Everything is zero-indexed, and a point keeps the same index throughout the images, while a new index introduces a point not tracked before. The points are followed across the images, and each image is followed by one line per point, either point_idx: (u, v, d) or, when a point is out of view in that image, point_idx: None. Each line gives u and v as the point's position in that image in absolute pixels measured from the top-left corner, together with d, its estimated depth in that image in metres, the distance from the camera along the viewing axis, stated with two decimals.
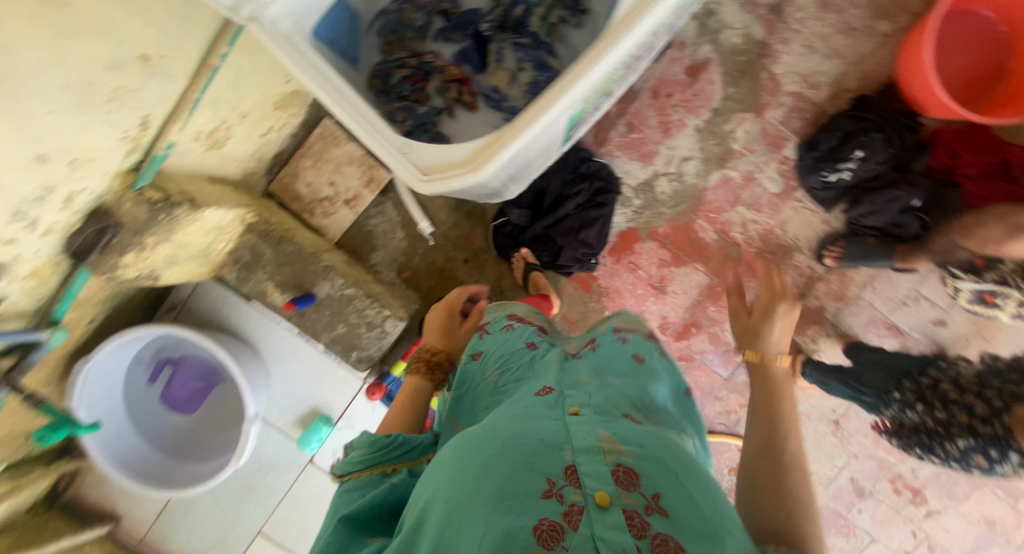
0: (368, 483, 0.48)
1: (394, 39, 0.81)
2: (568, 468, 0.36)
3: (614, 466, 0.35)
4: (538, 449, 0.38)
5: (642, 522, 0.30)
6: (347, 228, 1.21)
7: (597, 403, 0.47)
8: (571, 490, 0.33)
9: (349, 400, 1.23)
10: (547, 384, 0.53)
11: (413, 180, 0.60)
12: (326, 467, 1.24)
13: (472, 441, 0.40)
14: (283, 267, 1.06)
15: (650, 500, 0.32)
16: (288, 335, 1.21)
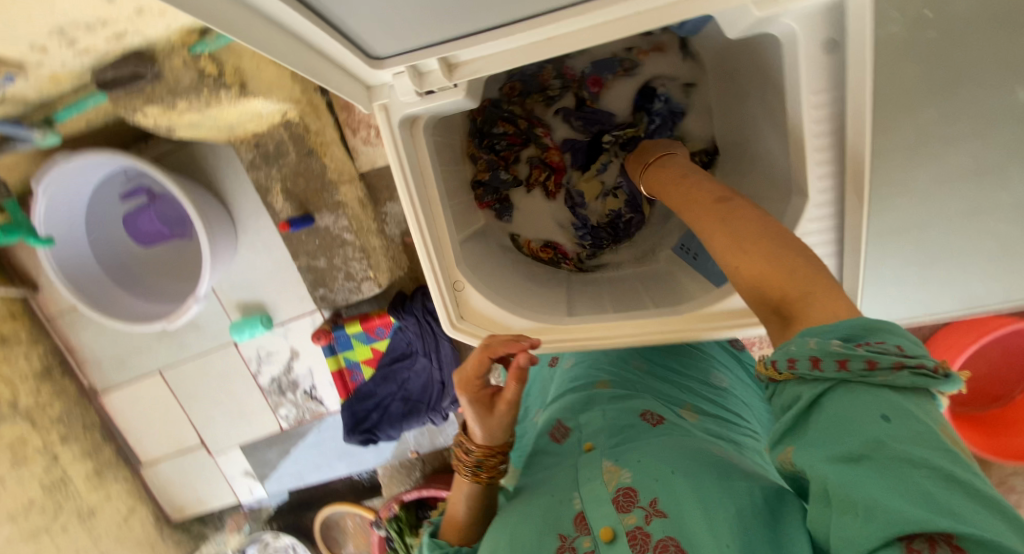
0: None
1: (519, 91, 0.77)
2: (578, 517, 0.43)
3: (615, 491, 0.43)
4: (549, 507, 0.46)
5: (643, 539, 0.39)
6: (379, 167, 1.15)
7: (604, 424, 0.54)
8: (581, 540, 0.41)
9: (297, 315, 1.24)
10: (558, 417, 0.60)
11: (444, 320, 0.55)
12: (245, 355, 1.28)
13: (513, 507, 0.50)
14: (299, 179, 1.02)
15: (647, 511, 0.41)
16: (271, 229, 1.18)
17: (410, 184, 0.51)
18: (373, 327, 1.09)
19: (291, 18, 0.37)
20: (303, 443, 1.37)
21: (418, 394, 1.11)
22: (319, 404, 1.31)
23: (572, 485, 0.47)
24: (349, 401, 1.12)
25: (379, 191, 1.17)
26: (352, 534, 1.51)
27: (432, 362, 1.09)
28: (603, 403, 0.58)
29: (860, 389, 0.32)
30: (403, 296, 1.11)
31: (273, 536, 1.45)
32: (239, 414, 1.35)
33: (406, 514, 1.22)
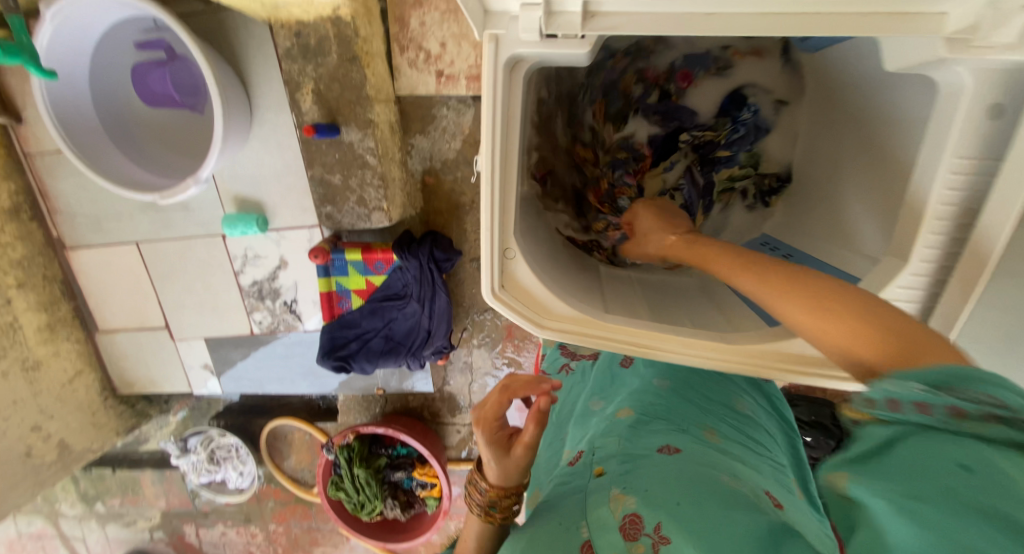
0: None
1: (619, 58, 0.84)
2: (584, 546, 0.43)
3: (621, 518, 0.43)
4: (555, 533, 0.45)
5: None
6: (418, 94, 1.07)
7: (620, 451, 0.53)
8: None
9: (295, 224, 1.18)
10: (579, 449, 0.59)
11: (486, 285, 0.52)
12: (231, 250, 1.23)
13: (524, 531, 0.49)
14: (334, 83, 0.94)
15: (655, 539, 0.40)
16: (288, 128, 1.10)
17: (497, 134, 0.46)
18: (373, 260, 1.04)
19: None
20: (270, 352, 1.34)
21: (402, 336, 1.09)
22: (296, 319, 1.28)
23: (580, 514, 0.47)
24: (330, 326, 1.09)
25: (411, 120, 1.10)
26: (297, 449, 1.52)
27: (424, 310, 1.05)
28: (618, 429, 0.58)
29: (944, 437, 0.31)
30: (410, 239, 1.04)
31: (219, 434, 1.46)
32: (211, 308, 1.31)
33: (359, 446, 1.22)
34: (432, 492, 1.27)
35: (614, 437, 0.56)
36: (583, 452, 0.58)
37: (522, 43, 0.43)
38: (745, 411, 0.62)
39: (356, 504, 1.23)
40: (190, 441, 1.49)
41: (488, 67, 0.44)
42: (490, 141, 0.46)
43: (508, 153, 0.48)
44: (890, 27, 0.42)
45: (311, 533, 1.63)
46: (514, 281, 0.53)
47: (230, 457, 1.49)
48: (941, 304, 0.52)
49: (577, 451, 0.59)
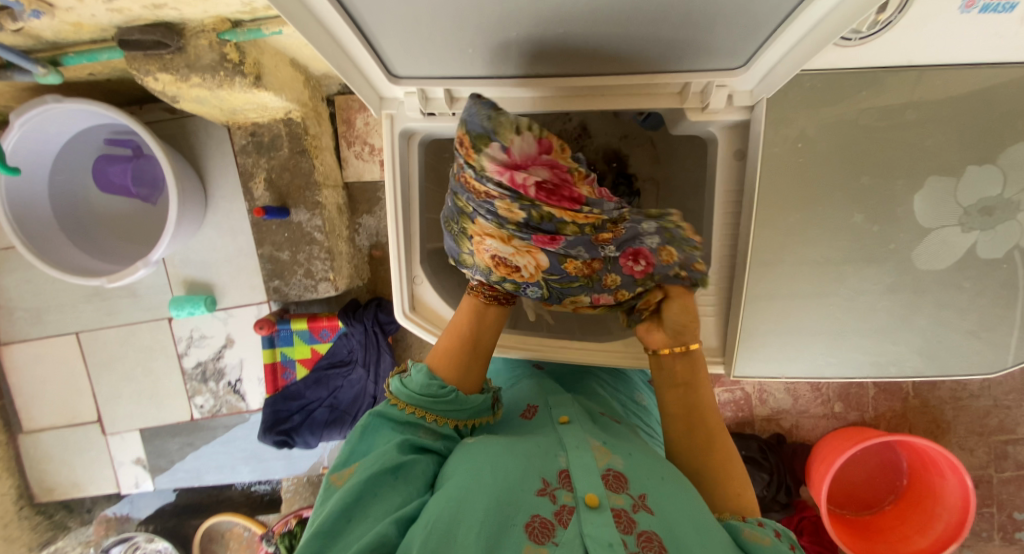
0: (406, 419, 0.53)
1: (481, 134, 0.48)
2: (561, 474, 0.47)
3: (605, 468, 0.48)
4: (533, 457, 0.49)
5: (630, 521, 0.42)
6: (364, 180, 1.21)
7: (579, 410, 0.59)
8: (562, 491, 0.45)
9: (244, 303, 1.23)
10: (529, 404, 0.63)
11: (398, 307, 0.63)
12: (176, 333, 1.24)
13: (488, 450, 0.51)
14: (285, 172, 1.06)
15: (636, 501, 0.44)
16: (240, 214, 1.19)
17: (398, 188, 0.59)
18: (319, 328, 1.11)
19: (356, 44, 0.42)
20: (211, 438, 1.30)
21: (348, 405, 1.11)
22: (240, 400, 1.26)
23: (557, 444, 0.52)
24: (274, 398, 1.11)
25: (358, 202, 1.22)
26: (233, 551, 1.39)
27: (369, 375, 1.10)
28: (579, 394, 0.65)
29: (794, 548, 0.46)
30: (354, 305, 1.12)
31: (147, 538, 1.32)
32: (149, 395, 1.28)
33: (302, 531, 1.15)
34: None
35: (571, 395, 0.63)
36: (539, 406, 0.61)
37: (409, 121, 0.56)
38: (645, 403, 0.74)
39: None
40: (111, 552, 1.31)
41: (385, 138, 0.57)
42: (391, 191, 0.58)
43: (409, 203, 0.61)
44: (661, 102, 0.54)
45: None
46: (423, 304, 0.63)
47: None
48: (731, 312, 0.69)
49: (531, 404, 0.62)
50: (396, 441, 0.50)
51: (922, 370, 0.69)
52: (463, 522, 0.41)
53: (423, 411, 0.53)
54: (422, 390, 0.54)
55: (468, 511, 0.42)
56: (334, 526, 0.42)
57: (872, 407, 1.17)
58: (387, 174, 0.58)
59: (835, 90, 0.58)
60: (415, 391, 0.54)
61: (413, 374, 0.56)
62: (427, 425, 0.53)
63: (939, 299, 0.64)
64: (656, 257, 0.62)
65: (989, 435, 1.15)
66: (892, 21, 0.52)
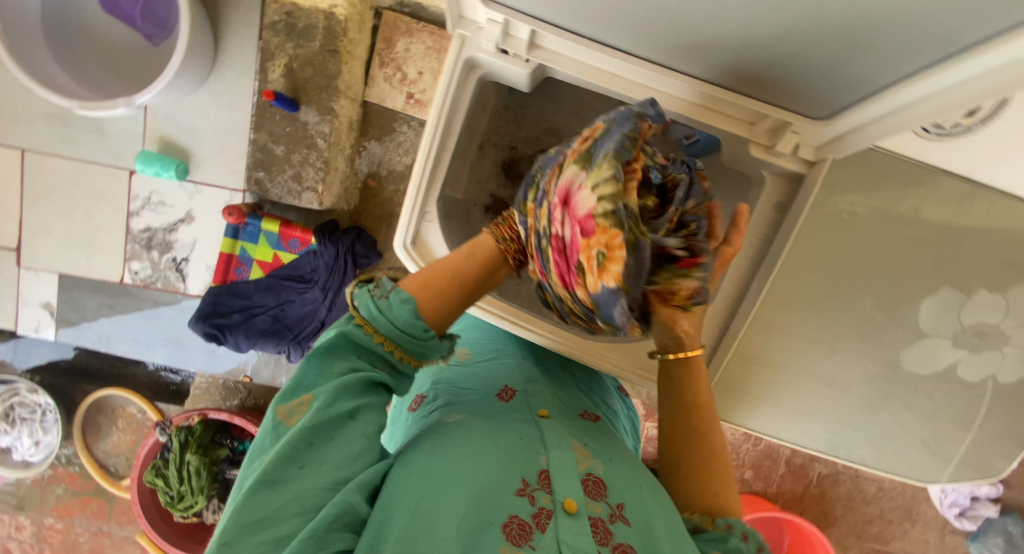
0: (368, 346, 0.42)
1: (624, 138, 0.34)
2: (542, 472, 0.43)
3: (586, 473, 0.45)
4: (512, 451, 0.45)
5: (607, 533, 0.40)
6: (385, 105, 1.15)
7: (557, 407, 0.56)
8: (541, 493, 0.41)
9: (217, 184, 1.14)
10: (506, 384, 0.59)
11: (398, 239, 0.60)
12: (134, 189, 1.15)
13: (463, 434, 0.46)
14: (309, 66, 1.00)
15: (614, 511, 0.42)
16: (245, 93, 1.10)
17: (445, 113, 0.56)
18: (289, 236, 1.05)
19: None
20: (134, 309, 1.21)
21: (293, 322, 1.07)
22: (179, 280, 1.18)
23: (538, 441, 0.48)
24: (217, 289, 1.04)
25: (371, 125, 1.17)
26: (120, 429, 1.32)
27: (325, 300, 1.05)
28: (557, 391, 0.61)
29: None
30: (331, 227, 1.08)
31: (29, 388, 1.24)
32: (81, 243, 1.17)
33: (201, 431, 1.09)
34: None
35: (551, 389, 0.60)
36: (517, 390, 0.57)
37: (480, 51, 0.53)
38: (614, 409, 0.72)
39: (169, 498, 1.07)
40: None
41: (448, 60, 0.54)
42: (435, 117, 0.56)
43: (447, 136, 0.58)
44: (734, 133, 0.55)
45: (99, 537, 1.37)
46: (424, 245, 0.61)
47: (29, 421, 1.25)
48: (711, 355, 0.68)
49: (508, 386, 0.58)
50: (350, 377, 0.40)
51: (846, 460, 0.73)
52: (434, 526, 0.37)
53: (396, 349, 0.42)
54: (409, 328, 0.42)
55: (442, 513, 0.38)
56: (281, 475, 0.35)
57: (776, 484, 1.24)
58: (437, 100, 0.56)
59: (875, 180, 0.60)
60: (395, 324, 0.42)
61: (391, 301, 0.42)
62: (392, 358, 0.43)
63: (884, 401, 0.69)
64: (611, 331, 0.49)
65: (864, 540, 1.25)
66: (971, 129, 0.55)
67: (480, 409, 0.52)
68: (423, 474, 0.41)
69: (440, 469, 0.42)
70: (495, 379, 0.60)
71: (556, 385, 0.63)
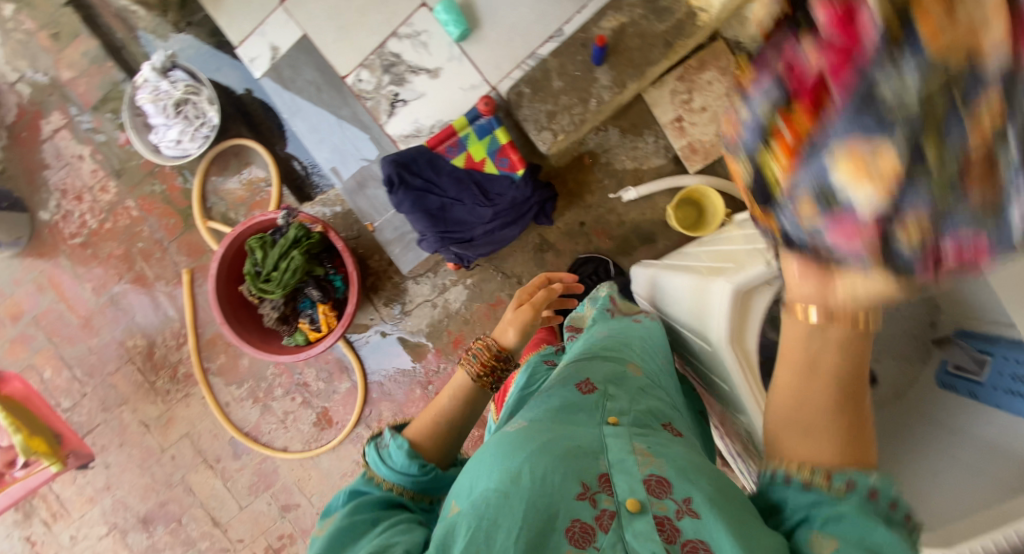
0: (383, 491, 0.54)
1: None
2: (602, 477, 0.47)
3: (647, 474, 0.47)
4: (573, 451, 0.49)
5: (673, 531, 0.42)
6: (652, 111, 1.17)
7: (632, 415, 0.59)
8: (602, 496, 0.45)
9: (477, 65, 1.16)
10: (586, 385, 0.64)
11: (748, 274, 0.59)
12: (414, 19, 1.18)
13: (526, 435, 0.52)
14: (639, 40, 1.02)
15: (680, 506, 0.44)
16: (561, 16, 1.12)
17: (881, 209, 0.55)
18: (506, 154, 1.07)
19: None
20: (333, 106, 1.24)
21: (450, 219, 1.09)
22: (386, 112, 1.22)
23: (600, 445, 0.51)
24: (424, 149, 1.08)
25: (628, 117, 1.18)
26: (240, 182, 1.38)
27: (487, 224, 1.10)
28: (638, 396, 0.64)
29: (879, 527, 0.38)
30: (534, 171, 1.13)
31: (209, 99, 1.29)
32: (339, 25, 1.22)
33: (315, 241, 1.12)
34: (307, 331, 1.17)
35: (627, 393, 0.63)
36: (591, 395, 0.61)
37: None
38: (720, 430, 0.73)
39: (254, 271, 1.11)
40: (175, 73, 1.28)
41: None
42: None
43: None
44: None
45: (153, 246, 1.43)
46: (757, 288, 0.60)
47: (189, 122, 1.29)
48: None
49: (583, 384, 0.63)
50: (368, 499, 0.52)
51: None
52: (497, 519, 0.42)
53: (401, 489, 0.55)
54: (405, 464, 0.55)
55: (507, 501, 0.43)
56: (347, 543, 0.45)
57: None
58: None
59: None
60: (396, 469, 0.55)
61: (391, 449, 0.57)
62: (405, 500, 0.55)
63: None
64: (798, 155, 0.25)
65: None
66: None
67: (549, 414, 0.57)
68: (483, 474, 0.47)
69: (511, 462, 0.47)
70: (570, 385, 0.65)
71: (634, 387, 0.66)
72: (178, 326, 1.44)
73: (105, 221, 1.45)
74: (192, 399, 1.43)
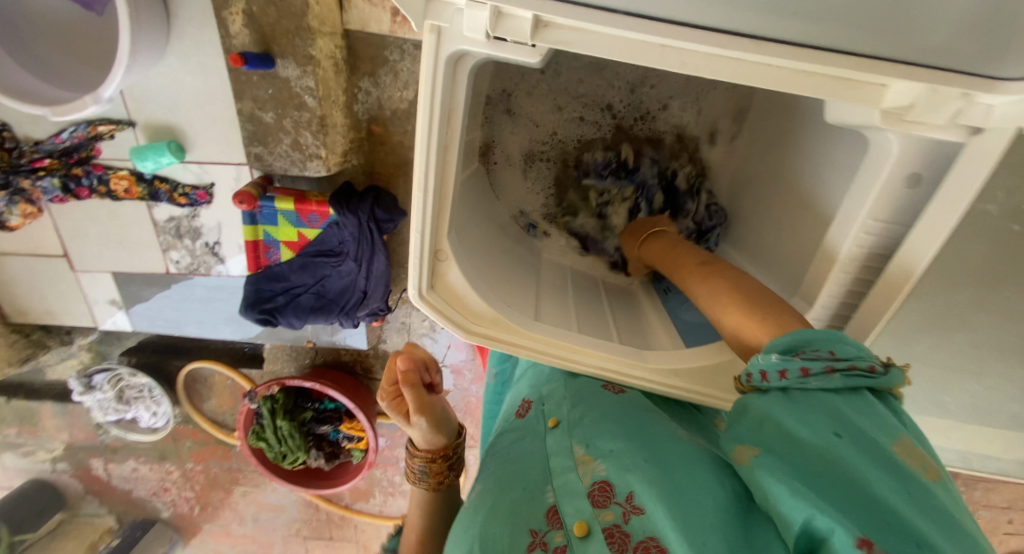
0: None
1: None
2: (551, 512, 0.45)
3: (591, 485, 0.46)
4: (517, 500, 0.47)
5: (623, 538, 0.39)
6: (370, 31, 0.96)
7: (568, 406, 0.59)
8: (553, 535, 0.42)
9: (219, 160, 1.06)
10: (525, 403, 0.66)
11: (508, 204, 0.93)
12: (144, 180, 1.08)
13: (480, 497, 0.52)
14: (270, 7, 0.83)
15: (625, 507, 0.42)
16: (215, 48, 0.95)
17: (434, 125, 0.47)
18: (307, 212, 0.98)
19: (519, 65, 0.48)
20: (188, 294, 1.25)
21: (335, 295, 1.05)
22: (219, 262, 1.19)
23: (542, 476, 0.50)
24: (255, 277, 1.03)
25: (360, 60, 0.99)
26: (217, 392, 1.49)
27: (361, 270, 1.02)
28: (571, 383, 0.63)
29: (799, 393, 0.40)
30: (347, 192, 0.99)
31: (130, 372, 1.39)
32: (118, 242, 1.18)
33: (283, 398, 1.19)
34: (358, 444, 1.27)
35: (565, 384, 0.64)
36: (533, 404, 0.65)
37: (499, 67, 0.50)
38: None
39: (278, 454, 1.21)
40: (95, 379, 1.39)
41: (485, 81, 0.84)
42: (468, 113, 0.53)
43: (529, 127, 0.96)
44: (839, 93, 0.42)
45: (232, 473, 1.64)
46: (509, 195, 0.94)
47: (142, 397, 1.44)
48: (840, 346, 0.58)
49: (525, 402, 0.66)
50: None
51: None
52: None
53: None
54: None
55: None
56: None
57: None
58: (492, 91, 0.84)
59: None
60: None
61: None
62: None
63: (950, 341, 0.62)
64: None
65: None
66: None
67: (502, 451, 0.58)
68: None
69: (467, 530, 0.48)
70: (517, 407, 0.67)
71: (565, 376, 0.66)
72: (303, 499, 1.66)
73: (194, 486, 1.68)
74: (361, 528, 1.67)
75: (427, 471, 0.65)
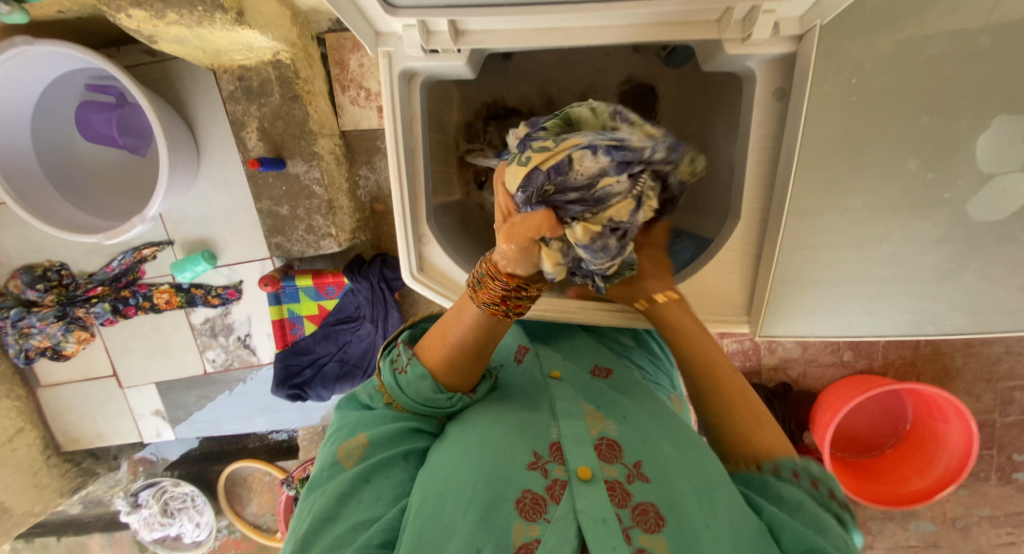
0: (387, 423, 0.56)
1: (43, 346, 1.21)
2: (555, 446, 0.48)
3: (600, 436, 0.49)
4: (524, 428, 0.50)
5: (625, 494, 0.43)
6: (362, 128, 1.14)
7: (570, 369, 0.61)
8: (554, 466, 0.46)
9: (245, 259, 1.20)
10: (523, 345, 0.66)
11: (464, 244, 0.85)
12: (182, 288, 1.22)
13: (472, 421, 0.51)
14: (277, 121, 1.01)
15: (631, 470, 0.46)
16: (237, 166, 1.13)
17: (400, 131, 0.61)
18: (324, 284, 1.09)
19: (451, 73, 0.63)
20: (225, 391, 1.33)
21: (357, 359, 1.12)
22: (251, 354, 1.28)
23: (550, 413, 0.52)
24: (284, 353, 1.12)
25: (357, 152, 1.16)
26: (257, 492, 1.49)
27: (378, 330, 1.09)
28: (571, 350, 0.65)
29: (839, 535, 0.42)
30: (359, 261, 1.10)
31: (173, 482, 1.41)
32: (161, 351, 1.29)
33: None
34: None
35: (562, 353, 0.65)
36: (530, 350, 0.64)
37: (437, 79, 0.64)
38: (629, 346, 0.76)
39: None
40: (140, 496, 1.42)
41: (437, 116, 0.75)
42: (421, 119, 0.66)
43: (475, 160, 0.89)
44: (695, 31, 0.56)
45: None
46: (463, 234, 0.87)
47: (185, 509, 1.44)
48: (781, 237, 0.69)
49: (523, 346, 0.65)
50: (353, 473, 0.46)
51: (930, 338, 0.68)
52: (449, 505, 0.43)
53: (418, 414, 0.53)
54: (424, 400, 0.52)
55: (462, 483, 0.44)
56: (330, 510, 0.45)
57: (883, 357, 1.16)
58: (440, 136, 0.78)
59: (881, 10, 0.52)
60: (415, 398, 0.52)
61: (410, 378, 0.52)
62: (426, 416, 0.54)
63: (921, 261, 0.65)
64: (33, 354, 1.22)
65: (997, 381, 1.14)
66: None
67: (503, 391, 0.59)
68: (441, 461, 0.47)
69: (466, 445, 0.48)
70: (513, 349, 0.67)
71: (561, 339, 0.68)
72: None
73: None
74: None
75: (480, 282, 0.48)
